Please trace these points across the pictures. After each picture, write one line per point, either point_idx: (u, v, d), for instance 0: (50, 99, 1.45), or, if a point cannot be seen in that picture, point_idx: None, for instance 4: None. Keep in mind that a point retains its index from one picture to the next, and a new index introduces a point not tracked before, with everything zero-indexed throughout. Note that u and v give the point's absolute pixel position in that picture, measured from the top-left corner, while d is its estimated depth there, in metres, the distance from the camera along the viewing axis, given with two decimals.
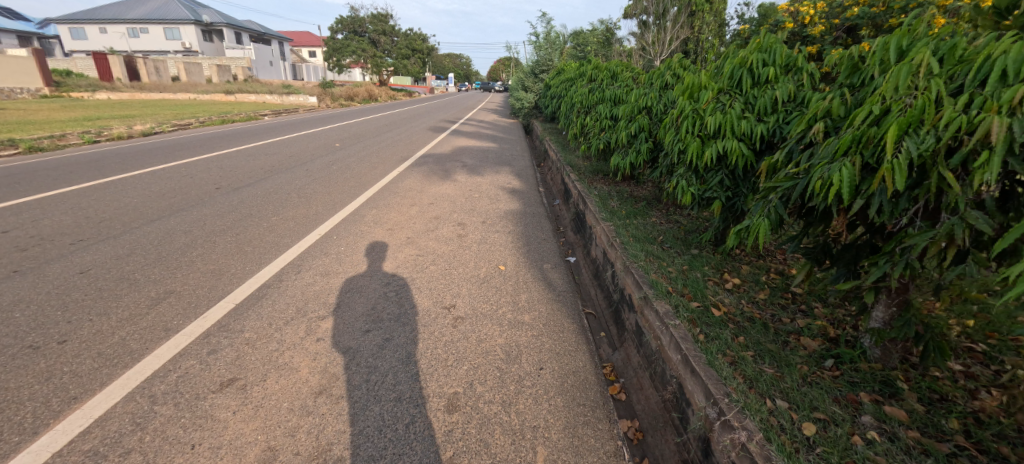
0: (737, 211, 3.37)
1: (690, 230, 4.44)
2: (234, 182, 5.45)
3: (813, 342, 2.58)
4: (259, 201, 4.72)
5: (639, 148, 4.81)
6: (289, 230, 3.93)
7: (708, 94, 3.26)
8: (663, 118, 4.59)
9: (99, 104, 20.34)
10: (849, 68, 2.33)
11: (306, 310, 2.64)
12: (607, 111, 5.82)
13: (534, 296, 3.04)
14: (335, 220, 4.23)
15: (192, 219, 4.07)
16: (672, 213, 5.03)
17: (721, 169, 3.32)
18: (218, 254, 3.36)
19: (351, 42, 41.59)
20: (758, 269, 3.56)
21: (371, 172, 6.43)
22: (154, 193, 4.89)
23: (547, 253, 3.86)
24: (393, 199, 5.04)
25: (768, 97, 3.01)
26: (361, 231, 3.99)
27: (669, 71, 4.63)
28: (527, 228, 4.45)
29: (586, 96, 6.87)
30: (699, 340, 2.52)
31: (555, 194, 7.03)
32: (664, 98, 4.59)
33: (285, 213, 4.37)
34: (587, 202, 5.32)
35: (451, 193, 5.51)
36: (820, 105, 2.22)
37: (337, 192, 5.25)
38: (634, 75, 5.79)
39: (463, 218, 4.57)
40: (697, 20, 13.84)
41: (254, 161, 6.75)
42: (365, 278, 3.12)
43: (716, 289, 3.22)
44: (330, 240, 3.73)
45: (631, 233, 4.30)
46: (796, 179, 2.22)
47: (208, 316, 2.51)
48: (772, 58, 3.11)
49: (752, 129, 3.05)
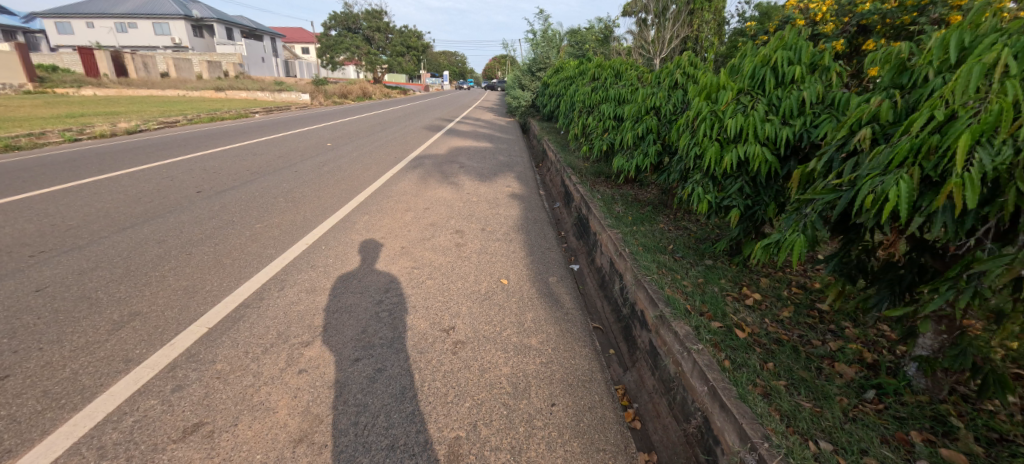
0: (757, 221, 3.11)
1: (701, 238, 4.19)
2: (217, 185, 5.12)
3: (850, 369, 2.34)
4: (243, 206, 4.41)
5: (647, 151, 4.55)
6: (273, 239, 3.63)
7: (727, 94, 3.01)
8: (672, 119, 4.33)
9: (83, 100, 19.75)
10: (895, 66, 2.08)
11: (288, 335, 2.36)
12: (611, 111, 5.56)
13: (540, 315, 2.78)
14: (323, 227, 3.94)
15: (168, 228, 3.76)
16: (680, 219, 4.79)
17: (741, 175, 3.06)
18: (194, 267, 3.07)
19: (344, 38, 40.99)
20: (779, 282, 3.32)
21: (364, 174, 6.13)
22: (129, 198, 4.57)
23: (552, 264, 3.60)
24: (386, 204, 4.76)
25: (794, 98, 2.76)
26: (352, 240, 3.70)
27: (679, 69, 4.38)
28: (530, 236, 4.19)
29: (587, 95, 6.60)
30: (726, 368, 2.27)
31: (555, 196, 6.78)
32: (674, 97, 4.32)
33: (271, 219, 4.07)
34: (591, 207, 5.07)
35: (447, 197, 5.24)
36: (867, 108, 1.96)
37: (327, 196, 4.95)
38: (639, 73, 5.54)
39: (462, 225, 4.30)
40: (696, 18, 13.56)
41: (241, 162, 6.43)
42: (355, 294, 2.85)
43: (736, 306, 2.97)
44: (318, 250, 3.44)
45: (640, 242, 4.05)
46: (838, 192, 1.97)
47: (176, 345, 2.22)
48: (799, 56, 2.86)
49: (777, 133, 2.79)
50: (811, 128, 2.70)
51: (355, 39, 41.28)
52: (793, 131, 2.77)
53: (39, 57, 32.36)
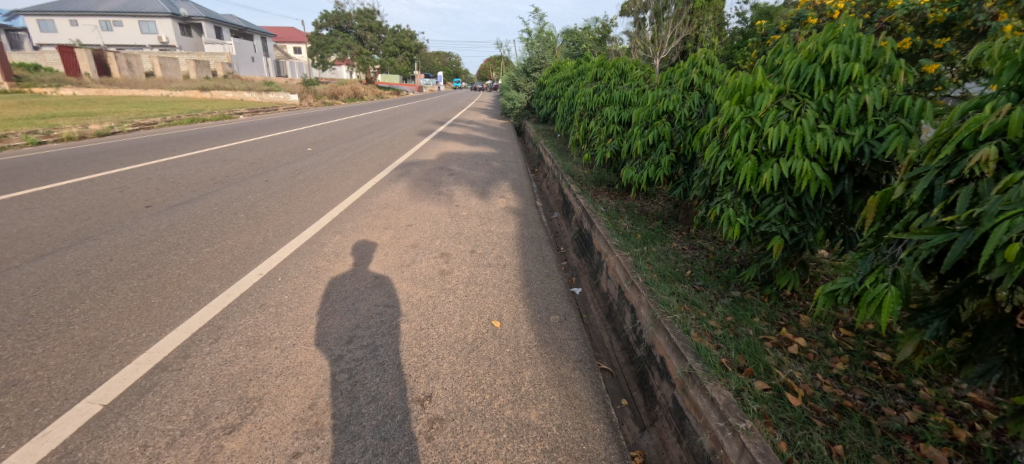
0: (801, 250, 2.59)
1: (722, 261, 3.68)
2: (171, 199, 4.51)
3: (942, 454, 1.81)
4: (194, 225, 3.82)
5: (659, 161, 4.00)
6: (220, 268, 3.04)
7: (767, 96, 2.46)
8: (688, 124, 3.82)
9: (61, 101, 18.96)
10: (1013, 62, 1.52)
11: (209, 415, 1.78)
12: (616, 115, 5.02)
13: (541, 373, 2.22)
14: (285, 251, 3.36)
15: (96, 254, 3.15)
16: (694, 237, 4.28)
17: (782, 196, 2.52)
18: (111, 310, 2.47)
19: (336, 38, 40.30)
20: (823, 322, 2.79)
21: (343, 184, 5.54)
22: (64, 214, 3.95)
23: (553, 297, 3.05)
24: (362, 221, 4.18)
25: (853, 103, 2.24)
26: (316, 268, 3.13)
27: (695, 69, 3.90)
28: (526, 260, 3.63)
29: (588, 98, 6.05)
30: (787, 458, 1.72)
31: (553, 206, 6.27)
32: (689, 100, 3.82)
33: (224, 242, 3.48)
34: (594, 221, 4.53)
35: (434, 212, 4.67)
36: (988, 118, 1.41)
37: (296, 210, 4.36)
38: (647, 73, 5.03)
39: (448, 246, 3.73)
40: (697, 18, 13.03)
41: (207, 170, 5.81)
42: (308, 346, 2.26)
43: (779, 355, 2.44)
44: (272, 283, 2.86)
45: (654, 267, 3.51)
46: (951, 233, 1.42)
47: (49, 436, 1.64)
48: (856, 51, 2.35)
49: (831, 145, 2.27)
50: (874, 139, 2.20)
51: (347, 39, 40.55)
52: (850, 144, 2.27)
53: (22, 56, 31.55)
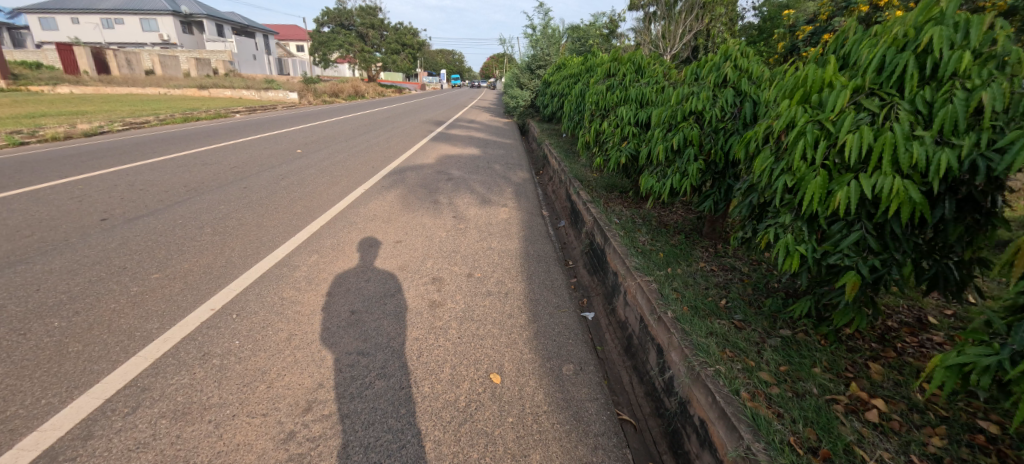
0: (879, 289, 2.05)
1: (761, 288, 3.14)
2: (132, 210, 4.01)
3: None
4: (150, 242, 3.32)
5: (685, 169, 3.46)
6: (164, 302, 2.53)
7: (843, 92, 1.90)
8: (720, 126, 3.30)
9: (57, 99, 18.56)
10: None
11: None
12: (632, 115, 4.49)
13: (553, 458, 1.69)
14: (248, 278, 2.85)
15: (23, 282, 2.65)
16: (722, 255, 3.76)
17: (859, 220, 1.98)
18: (14, 364, 1.97)
19: (338, 36, 39.88)
20: (900, 375, 2.25)
21: (329, 191, 5.03)
22: (5, 230, 3.46)
23: (565, 338, 2.52)
24: (345, 237, 3.67)
25: (964, 102, 1.69)
26: (281, 300, 2.61)
27: (728, 64, 3.38)
28: (533, 285, 3.11)
29: (598, 95, 5.50)
30: None
31: (559, 213, 5.77)
32: (721, 99, 3.30)
33: (178, 265, 2.97)
34: (608, 234, 4.01)
35: (428, 225, 4.16)
36: None
37: (271, 224, 3.86)
38: (667, 69, 4.51)
39: (441, 269, 3.20)
40: (709, 12, 12.42)
41: (182, 175, 5.32)
42: (252, 420, 1.74)
43: (857, 427, 1.90)
44: (223, 323, 2.35)
45: (682, 295, 2.98)
46: None
47: None
48: (962, 35, 1.80)
49: (932, 158, 1.73)
50: (993, 150, 1.64)
51: (348, 37, 40.10)
52: (958, 156, 1.72)
53: (24, 54, 31.27)
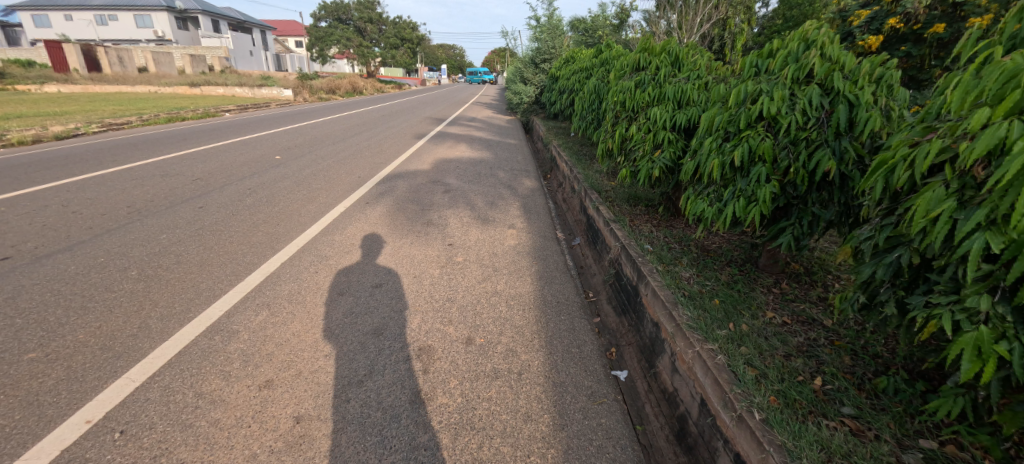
0: None
1: (862, 357, 2.33)
2: (48, 243, 3.22)
3: None
4: (50, 295, 2.52)
5: (752, 192, 2.63)
6: (19, 410, 1.72)
7: None
8: (802, 136, 2.46)
9: (41, 98, 17.85)
10: None
11: None
12: (667, 118, 3.65)
13: None
14: (158, 359, 2.03)
15: None
16: (792, 299, 2.94)
17: None
18: None
19: (335, 30, 38.96)
20: None
21: (302, 211, 4.23)
22: None
23: (609, 460, 1.70)
24: (309, 280, 2.87)
25: None
26: (195, 401, 1.80)
27: (810, 52, 2.52)
28: (555, 357, 2.28)
29: (620, 93, 4.66)
30: None
31: (572, 228, 4.95)
32: (803, 99, 2.45)
33: (70, 336, 2.17)
34: (641, 267, 3.17)
35: (417, 258, 3.35)
36: None
37: (219, 260, 3.06)
38: (709, 62, 3.72)
39: (430, 333, 2.39)
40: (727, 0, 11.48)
41: (132, 191, 4.53)
42: None
43: None
44: (92, 456, 1.54)
45: (763, 374, 2.14)
46: None
47: None
48: None
49: None
50: None
51: (347, 32, 39.23)
52: None
53: (16, 52, 30.63)
